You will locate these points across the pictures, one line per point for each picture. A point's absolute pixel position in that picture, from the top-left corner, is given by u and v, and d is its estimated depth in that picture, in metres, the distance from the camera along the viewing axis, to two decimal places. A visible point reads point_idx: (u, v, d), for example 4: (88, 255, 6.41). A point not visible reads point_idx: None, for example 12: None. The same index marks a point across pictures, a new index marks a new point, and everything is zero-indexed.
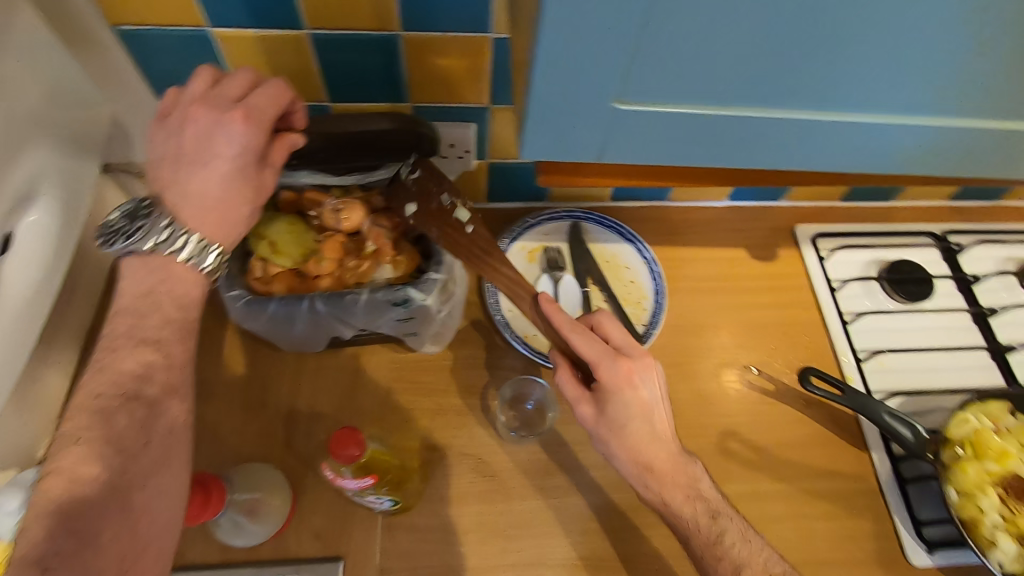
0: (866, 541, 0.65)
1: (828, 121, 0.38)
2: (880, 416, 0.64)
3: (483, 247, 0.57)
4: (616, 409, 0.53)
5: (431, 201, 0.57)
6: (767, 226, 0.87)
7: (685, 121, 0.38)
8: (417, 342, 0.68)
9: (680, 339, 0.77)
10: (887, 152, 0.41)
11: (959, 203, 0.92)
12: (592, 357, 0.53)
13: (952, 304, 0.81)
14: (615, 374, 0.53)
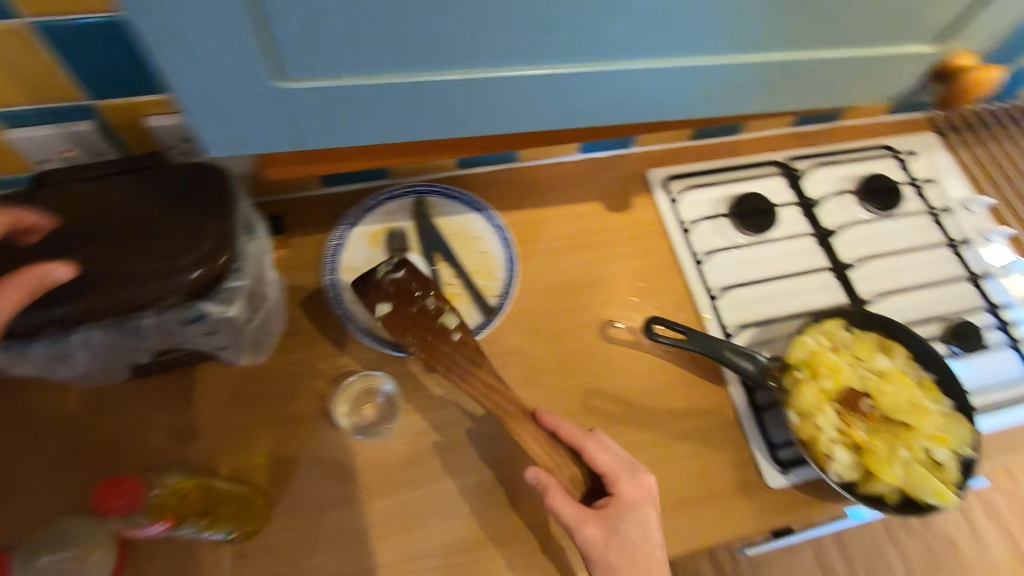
0: (725, 473, 0.68)
1: (465, 77, 0.46)
2: (723, 354, 0.65)
3: (457, 349, 0.64)
4: (627, 521, 0.56)
5: (415, 305, 0.64)
6: (620, 174, 0.86)
7: (361, 104, 0.46)
8: (234, 355, 0.63)
9: (540, 303, 0.75)
10: (540, 94, 0.49)
11: (803, 127, 0.93)
12: (612, 469, 0.59)
13: (796, 230, 0.83)
14: (635, 489, 0.58)
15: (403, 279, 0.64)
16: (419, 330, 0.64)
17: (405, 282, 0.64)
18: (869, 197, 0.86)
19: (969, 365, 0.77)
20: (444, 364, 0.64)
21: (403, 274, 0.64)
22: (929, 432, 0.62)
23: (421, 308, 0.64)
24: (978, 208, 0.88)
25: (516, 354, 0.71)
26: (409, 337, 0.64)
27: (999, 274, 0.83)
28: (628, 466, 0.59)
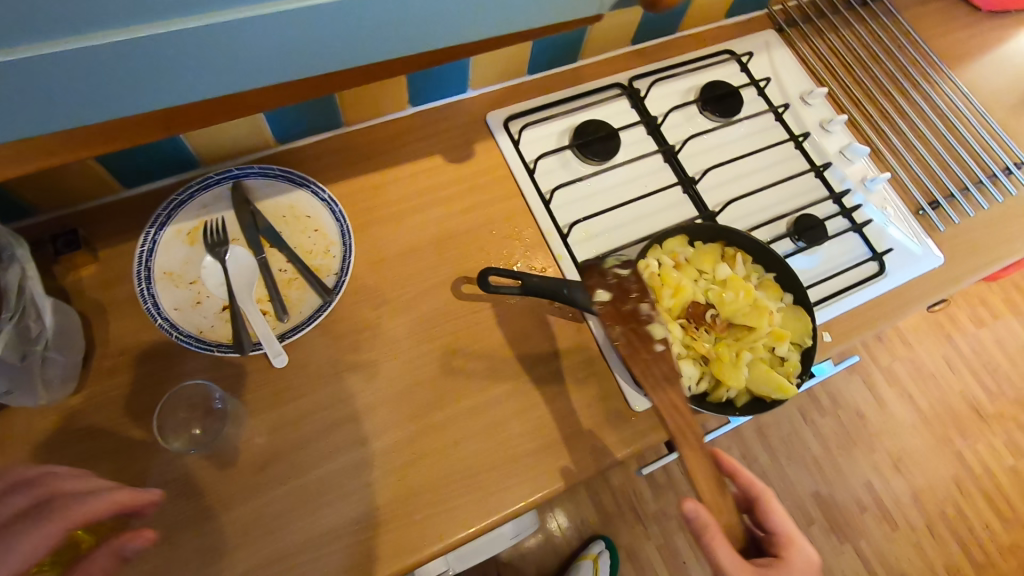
0: (593, 405, 0.69)
1: (200, 20, 0.34)
2: (563, 293, 0.64)
3: (672, 366, 0.58)
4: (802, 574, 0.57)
5: (628, 305, 0.61)
6: (459, 121, 0.82)
7: (44, 77, 0.33)
8: (27, 398, 0.57)
9: (388, 271, 0.72)
10: (323, 26, 0.37)
11: (643, 45, 0.92)
12: (783, 530, 0.60)
13: (641, 151, 0.83)
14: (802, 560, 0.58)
15: (628, 280, 0.61)
16: (620, 323, 0.60)
17: (633, 282, 0.61)
18: (710, 106, 0.85)
19: (816, 256, 0.79)
20: (642, 369, 0.59)
21: (634, 278, 0.61)
22: (768, 331, 0.64)
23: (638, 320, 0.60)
24: (818, 99, 0.88)
25: (369, 329, 0.69)
26: (614, 327, 0.60)
27: (840, 162, 0.85)
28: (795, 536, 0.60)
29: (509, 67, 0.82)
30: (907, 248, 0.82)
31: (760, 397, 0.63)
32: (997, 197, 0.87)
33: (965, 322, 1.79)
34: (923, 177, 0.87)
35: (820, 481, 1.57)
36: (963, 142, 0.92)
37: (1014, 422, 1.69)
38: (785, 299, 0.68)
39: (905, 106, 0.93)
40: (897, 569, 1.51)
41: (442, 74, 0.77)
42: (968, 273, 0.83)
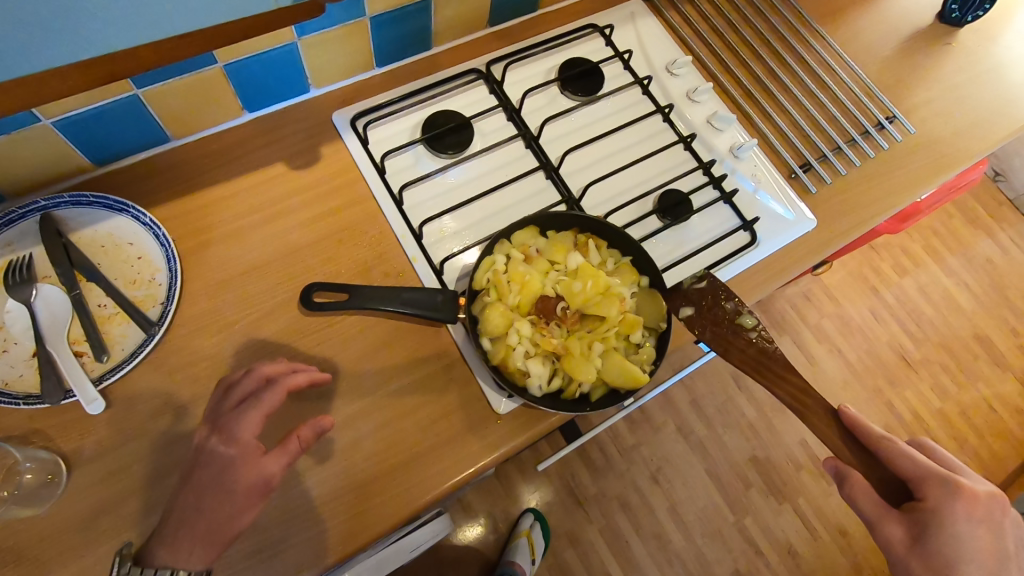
0: (456, 412, 0.66)
1: None
2: (389, 305, 0.60)
3: (768, 353, 0.59)
4: (945, 538, 0.53)
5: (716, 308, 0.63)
6: (303, 123, 0.76)
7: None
8: None
9: (229, 294, 0.67)
10: None
11: (503, 25, 0.86)
12: (917, 474, 0.55)
13: (501, 138, 0.78)
14: (948, 503, 0.53)
15: (702, 287, 0.64)
16: (709, 327, 0.62)
17: (713, 288, 0.64)
18: (570, 86, 0.81)
19: (686, 231, 0.77)
20: (739, 358, 0.60)
21: (696, 292, 0.64)
22: (621, 318, 0.62)
23: (722, 316, 0.63)
24: (684, 68, 0.85)
25: (208, 359, 0.64)
26: (702, 332, 0.62)
27: (708, 132, 0.83)
28: (941, 479, 0.54)
29: (352, 62, 0.77)
30: (779, 213, 0.81)
31: (615, 388, 0.60)
32: (868, 153, 0.87)
33: (889, 273, 1.82)
34: (794, 139, 0.85)
35: (757, 445, 1.58)
36: (835, 100, 0.91)
37: (940, 365, 1.73)
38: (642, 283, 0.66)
39: (775, 68, 0.91)
40: (835, 521, 1.54)
41: (270, 74, 0.71)
42: (843, 233, 0.82)
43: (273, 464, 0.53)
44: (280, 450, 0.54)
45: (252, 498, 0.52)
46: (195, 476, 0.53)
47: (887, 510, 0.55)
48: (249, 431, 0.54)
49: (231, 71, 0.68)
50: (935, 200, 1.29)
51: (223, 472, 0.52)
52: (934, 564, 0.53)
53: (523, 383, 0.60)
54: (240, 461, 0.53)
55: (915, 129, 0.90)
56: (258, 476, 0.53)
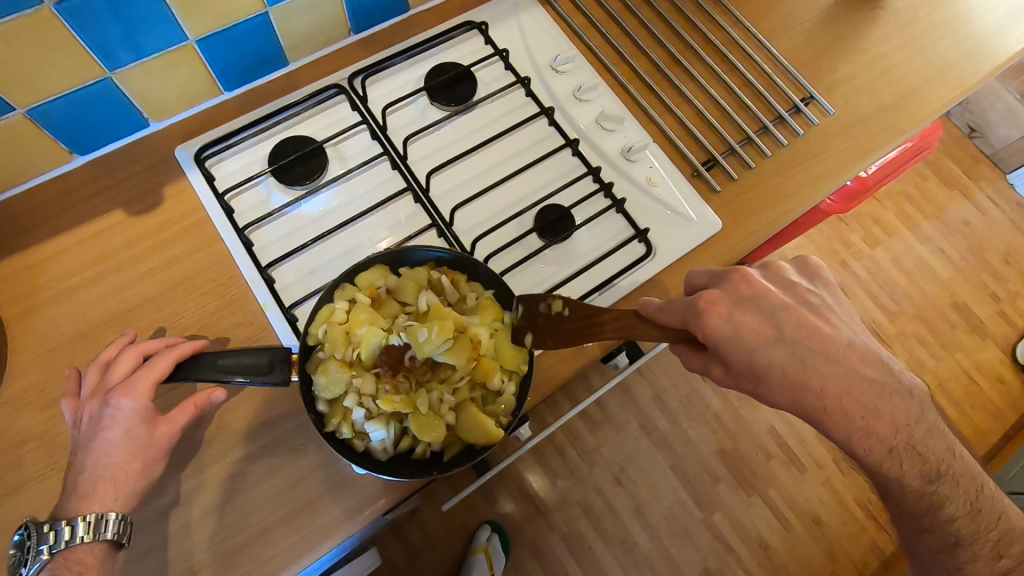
0: (312, 475, 0.60)
1: None
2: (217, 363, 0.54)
3: (584, 312, 0.54)
4: (725, 345, 0.51)
5: (541, 308, 0.56)
6: (144, 162, 0.69)
7: None
8: None
9: (59, 363, 0.61)
10: None
11: (371, 31, 0.78)
12: (677, 316, 0.53)
13: (364, 160, 0.71)
14: (709, 322, 0.51)
15: (526, 310, 0.56)
16: (551, 336, 0.55)
17: (530, 309, 0.56)
18: (440, 96, 0.73)
19: (572, 247, 0.71)
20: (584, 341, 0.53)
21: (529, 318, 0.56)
22: (474, 365, 0.56)
23: (545, 316, 0.55)
24: (571, 63, 0.78)
25: (35, 439, 0.59)
26: (547, 342, 0.55)
27: (597, 133, 0.76)
28: (691, 305, 0.52)
29: (191, 89, 0.69)
30: (678, 218, 0.73)
31: (470, 443, 0.55)
32: (781, 142, 0.78)
33: (860, 244, 1.72)
34: (697, 132, 0.77)
35: (723, 437, 1.52)
36: (745, 83, 0.81)
37: (917, 338, 1.64)
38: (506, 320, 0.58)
39: (678, 52, 0.81)
40: (808, 510, 1.48)
41: (93, 113, 0.64)
42: (753, 234, 0.74)
43: (169, 427, 0.56)
44: (174, 414, 0.56)
45: (158, 457, 0.55)
46: (96, 443, 0.54)
47: (703, 358, 0.54)
48: (146, 396, 0.55)
49: (40, 116, 0.60)
50: (888, 172, 1.15)
51: (125, 434, 0.54)
52: (751, 375, 0.51)
53: (365, 445, 0.55)
54: (139, 423, 0.55)
55: (835, 109, 0.82)
56: (160, 438, 0.55)
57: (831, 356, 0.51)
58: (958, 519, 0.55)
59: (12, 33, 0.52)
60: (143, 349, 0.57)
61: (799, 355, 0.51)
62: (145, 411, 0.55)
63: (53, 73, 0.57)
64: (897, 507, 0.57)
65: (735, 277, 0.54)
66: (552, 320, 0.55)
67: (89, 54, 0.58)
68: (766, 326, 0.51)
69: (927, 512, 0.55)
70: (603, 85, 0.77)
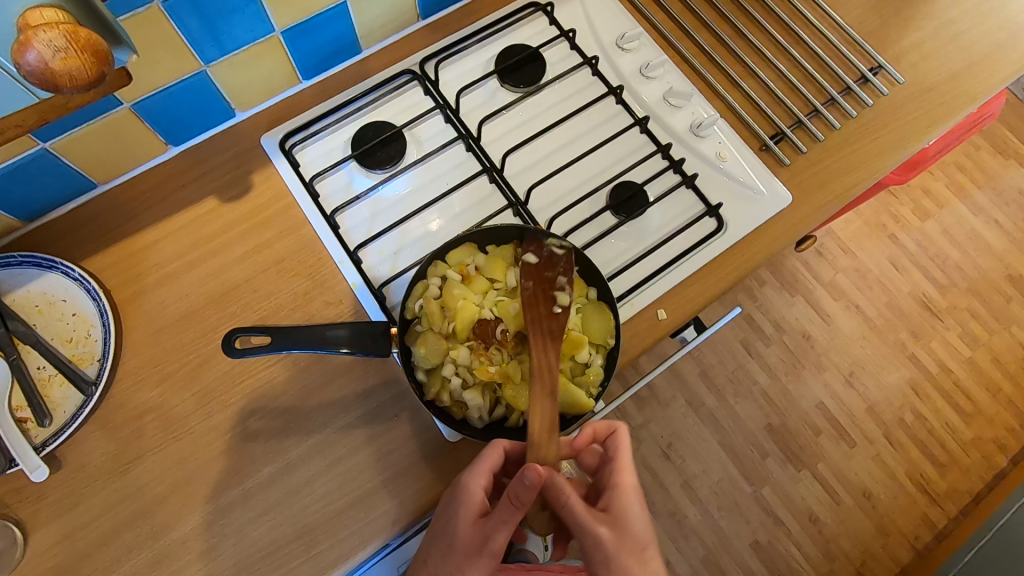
0: (406, 444, 0.64)
1: None
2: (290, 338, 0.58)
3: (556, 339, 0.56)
4: (636, 517, 0.54)
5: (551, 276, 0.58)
6: (232, 150, 0.73)
7: None
8: None
9: (167, 342, 0.66)
10: None
11: (437, 16, 0.79)
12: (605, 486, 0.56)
13: (439, 143, 0.73)
14: (620, 501, 0.55)
15: (561, 256, 0.59)
16: (534, 281, 0.58)
17: (559, 258, 0.59)
18: (509, 78, 0.75)
19: (644, 224, 0.72)
20: (533, 330, 0.56)
21: (547, 260, 0.58)
22: (564, 338, 0.59)
23: (551, 284, 0.58)
24: (636, 41, 0.78)
25: (152, 410, 0.63)
26: (527, 283, 0.57)
27: (665, 110, 0.76)
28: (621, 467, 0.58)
29: (273, 79, 0.72)
30: (748, 193, 0.74)
31: (561, 412, 0.58)
32: (849, 113, 0.78)
33: (909, 217, 1.68)
34: (764, 106, 0.77)
35: (771, 413, 1.52)
36: (810, 55, 0.81)
37: (969, 312, 1.61)
38: (553, 244, 0.60)
39: (741, 26, 0.81)
40: (858, 485, 1.48)
41: (188, 105, 0.67)
42: (821, 207, 0.75)
43: (495, 533, 0.51)
44: (501, 519, 0.51)
45: (467, 557, 0.51)
46: (448, 509, 0.54)
47: (592, 513, 0.53)
48: (473, 483, 0.53)
49: (143, 110, 0.64)
50: (947, 142, 1.13)
51: (454, 520, 0.53)
52: (638, 550, 0.52)
53: (463, 414, 0.59)
54: (465, 518, 0.52)
55: (904, 78, 0.81)
56: (483, 538, 0.52)
57: None
58: None
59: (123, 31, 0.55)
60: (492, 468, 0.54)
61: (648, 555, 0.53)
62: (473, 512, 0.52)
63: (159, 68, 0.61)
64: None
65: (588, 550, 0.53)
66: (550, 288, 0.58)
67: (186, 49, 0.61)
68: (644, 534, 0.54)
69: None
70: (669, 62, 0.78)
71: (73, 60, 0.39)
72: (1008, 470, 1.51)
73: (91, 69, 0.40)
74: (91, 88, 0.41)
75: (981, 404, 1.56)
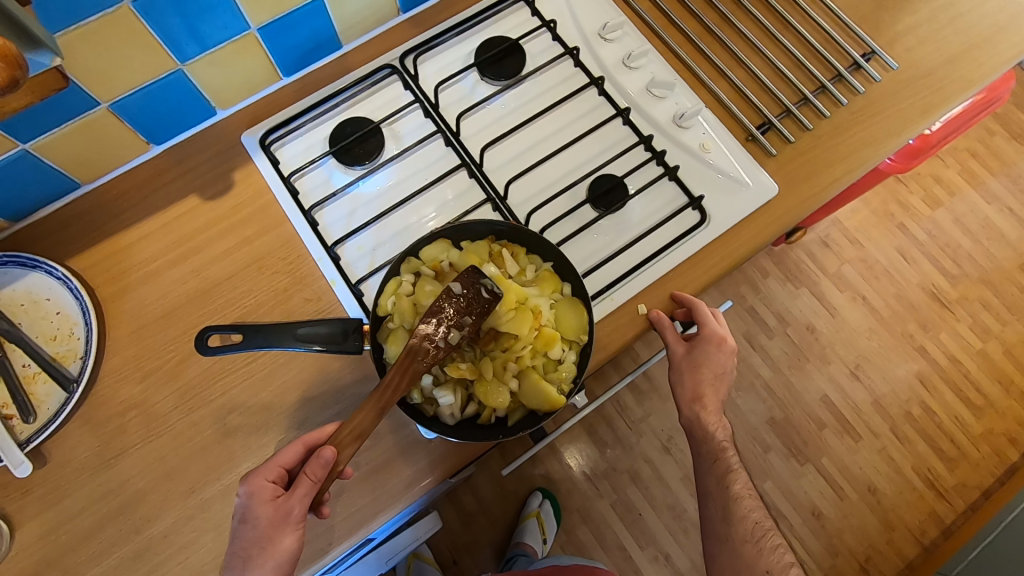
0: (383, 439, 0.64)
1: None
2: (278, 337, 0.61)
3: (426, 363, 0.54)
4: (711, 354, 0.66)
5: (463, 311, 0.55)
6: (213, 148, 0.73)
7: None
8: None
9: (148, 340, 0.67)
10: None
11: (418, 9, 0.78)
12: (705, 322, 0.66)
13: (419, 138, 0.73)
14: (711, 333, 0.66)
15: (482, 299, 0.55)
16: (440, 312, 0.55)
17: (476, 299, 0.55)
18: (489, 70, 0.74)
19: (626, 217, 0.71)
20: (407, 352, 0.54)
21: (467, 293, 0.55)
22: (536, 335, 0.58)
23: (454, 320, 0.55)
24: (620, 30, 0.77)
25: (134, 407, 0.64)
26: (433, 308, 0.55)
27: (647, 101, 0.75)
28: (709, 321, 0.66)
29: (252, 77, 0.72)
30: (733, 185, 0.72)
31: (533, 409, 0.57)
32: (840, 101, 0.76)
33: (919, 206, 1.63)
34: (751, 95, 0.75)
35: (774, 406, 1.50)
36: (802, 42, 0.79)
37: (981, 302, 1.57)
38: (486, 284, 0.56)
39: (729, 13, 0.79)
40: (863, 479, 1.46)
41: (166, 104, 0.68)
42: (810, 197, 0.73)
43: (296, 503, 0.53)
44: (299, 492, 0.53)
45: (276, 525, 0.52)
46: (239, 522, 0.53)
47: (680, 341, 0.67)
48: (261, 477, 0.54)
49: (121, 109, 0.64)
50: (953, 127, 1.10)
51: (250, 514, 0.53)
52: (701, 376, 0.67)
53: (434, 411, 0.59)
54: (260, 504, 0.53)
55: (899, 64, 0.78)
56: (284, 510, 0.53)
57: (703, 417, 0.67)
58: (752, 514, 0.67)
59: (95, 32, 0.55)
60: (279, 461, 0.55)
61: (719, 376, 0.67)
62: (269, 498, 0.53)
63: (133, 67, 0.61)
64: (726, 498, 0.68)
65: (686, 367, 0.67)
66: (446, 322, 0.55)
67: (161, 48, 0.61)
68: (717, 368, 0.67)
69: (766, 549, 0.65)
70: (653, 52, 0.76)
71: None
72: (1019, 464, 1.48)
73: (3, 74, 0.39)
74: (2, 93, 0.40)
75: (992, 397, 1.52)
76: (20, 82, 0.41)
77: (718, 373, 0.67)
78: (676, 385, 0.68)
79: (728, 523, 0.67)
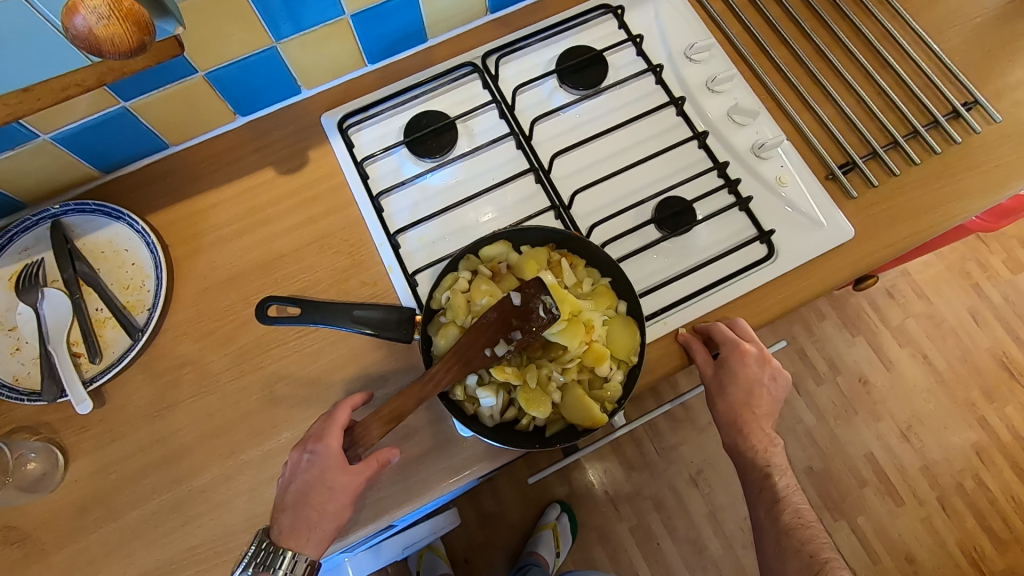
0: (421, 431, 0.64)
1: None
2: (334, 315, 0.63)
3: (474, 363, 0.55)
4: (738, 372, 0.64)
5: (518, 322, 0.54)
6: (294, 124, 0.76)
7: None
8: None
9: (211, 301, 0.69)
10: None
11: (505, 11, 0.79)
12: (726, 342, 0.64)
13: (491, 138, 0.74)
14: (733, 351, 0.64)
15: (539, 317, 0.54)
16: (497, 315, 0.55)
17: (529, 314, 0.54)
18: (569, 79, 0.74)
19: (689, 242, 0.70)
20: (454, 353, 0.55)
21: (525, 307, 0.54)
22: (585, 349, 0.57)
23: (506, 329, 0.55)
24: (707, 52, 0.75)
25: (190, 363, 0.67)
26: (490, 313, 0.55)
27: (726, 127, 0.73)
28: (728, 339, 0.64)
29: (339, 62, 0.74)
30: (806, 222, 0.70)
31: (573, 423, 0.57)
32: (933, 149, 0.71)
33: (999, 268, 1.53)
34: (837, 133, 0.72)
35: (814, 455, 1.44)
36: (898, 83, 0.75)
37: None
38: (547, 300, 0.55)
39: (824, 46, 0.76)
40: (901, 546, 1.38)
41: (256, 78, 0.70)
42: (887, 245, 0.69)
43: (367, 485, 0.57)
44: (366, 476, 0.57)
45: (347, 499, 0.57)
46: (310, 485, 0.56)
47: (708, 365, 0.65)
48: (335, 442, 0.57)
49: (215, 79, 0.67)
50: None
51: (324, 478, 0.56)
52: (733, 397, 0.64)
53: (474, 410, 0.59)
54: (337, 471, 0.56)
55: (1002, 117, 0.73)
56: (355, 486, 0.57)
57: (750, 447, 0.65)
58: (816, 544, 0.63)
59: (205, 5, 0.58)
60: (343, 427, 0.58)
61: (753, 397, 0.65)
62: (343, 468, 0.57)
63: (233, 42, 0.64)
64: (776, 530, 0.65)
65: (720, 390, 0.65)
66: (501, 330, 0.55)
67: (261, 26, 0.63)
68: (749, 386, 0.64)
69: None
70: (738, 77, 0.74)
71: (113, 28, 0.40)
72: None
73: (131, 38, 0.41)
74: (128, 54, 0.42)
75: None
76: (146, 46, 0.43)
77: (752, 389, 0.64)
78: (714, 410, 0.66)
79: (781, 559, 0.64)
